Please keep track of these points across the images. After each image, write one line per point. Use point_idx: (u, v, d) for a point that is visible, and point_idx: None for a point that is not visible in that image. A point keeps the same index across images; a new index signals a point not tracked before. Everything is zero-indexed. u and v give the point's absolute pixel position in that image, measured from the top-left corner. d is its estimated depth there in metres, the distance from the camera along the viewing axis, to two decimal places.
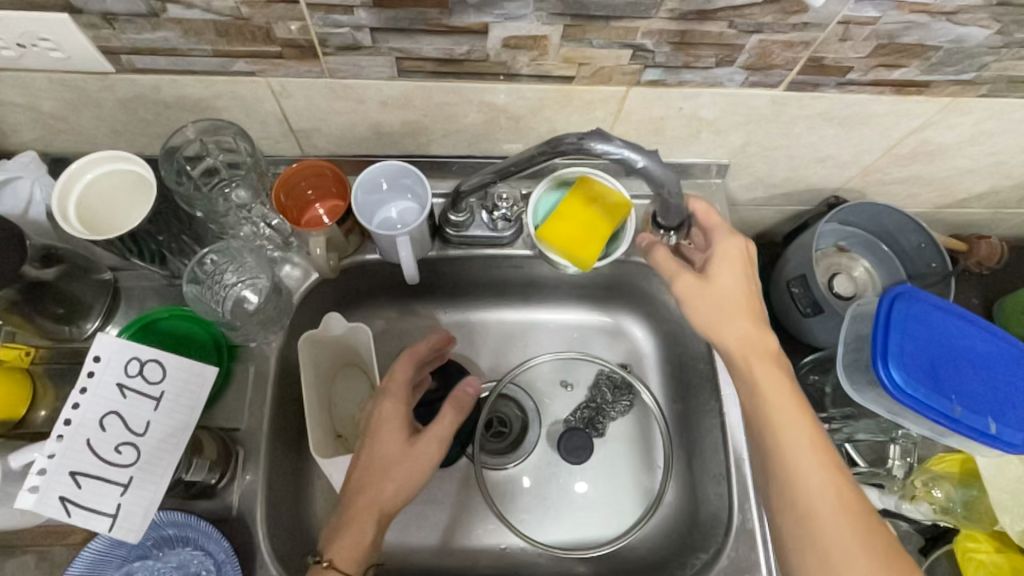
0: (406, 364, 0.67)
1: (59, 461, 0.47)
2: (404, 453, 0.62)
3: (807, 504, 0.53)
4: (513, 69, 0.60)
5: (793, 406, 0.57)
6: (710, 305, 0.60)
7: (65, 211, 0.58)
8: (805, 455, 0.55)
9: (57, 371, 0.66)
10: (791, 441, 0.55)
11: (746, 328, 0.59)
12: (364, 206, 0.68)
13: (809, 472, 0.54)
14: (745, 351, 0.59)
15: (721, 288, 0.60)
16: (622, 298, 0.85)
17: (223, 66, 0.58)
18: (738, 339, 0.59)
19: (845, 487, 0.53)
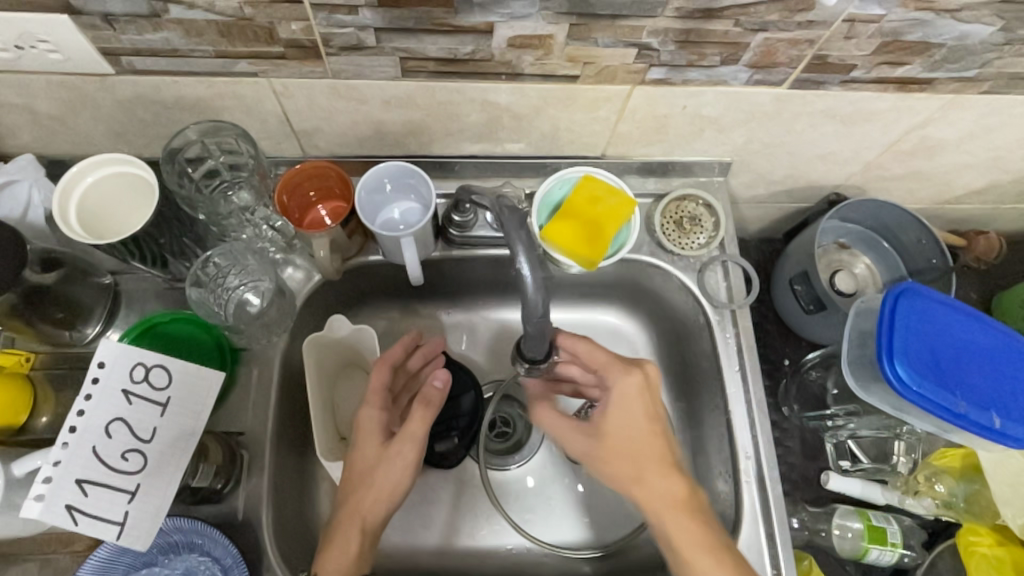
0: (384, 370, 0.66)
1: (65, 469, 0.47)
2: (380, 455, 0.62)
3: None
4: (517, 68, 0.59)
5: (711, 558, 0.56)
6: (621, 459, 0.60)
7: (66, 215, 0.57)
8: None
9: (57, 376, 0.65)
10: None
11: (659, 480, 0.59)
12: (367, 206, 0.68)
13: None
14: (664, 505, 0.58)
15: (624, 447, 0.61)
16: (626, 296, 0.84)
17: (225, 66, 0.57)
18: (656, 493, 0.59)
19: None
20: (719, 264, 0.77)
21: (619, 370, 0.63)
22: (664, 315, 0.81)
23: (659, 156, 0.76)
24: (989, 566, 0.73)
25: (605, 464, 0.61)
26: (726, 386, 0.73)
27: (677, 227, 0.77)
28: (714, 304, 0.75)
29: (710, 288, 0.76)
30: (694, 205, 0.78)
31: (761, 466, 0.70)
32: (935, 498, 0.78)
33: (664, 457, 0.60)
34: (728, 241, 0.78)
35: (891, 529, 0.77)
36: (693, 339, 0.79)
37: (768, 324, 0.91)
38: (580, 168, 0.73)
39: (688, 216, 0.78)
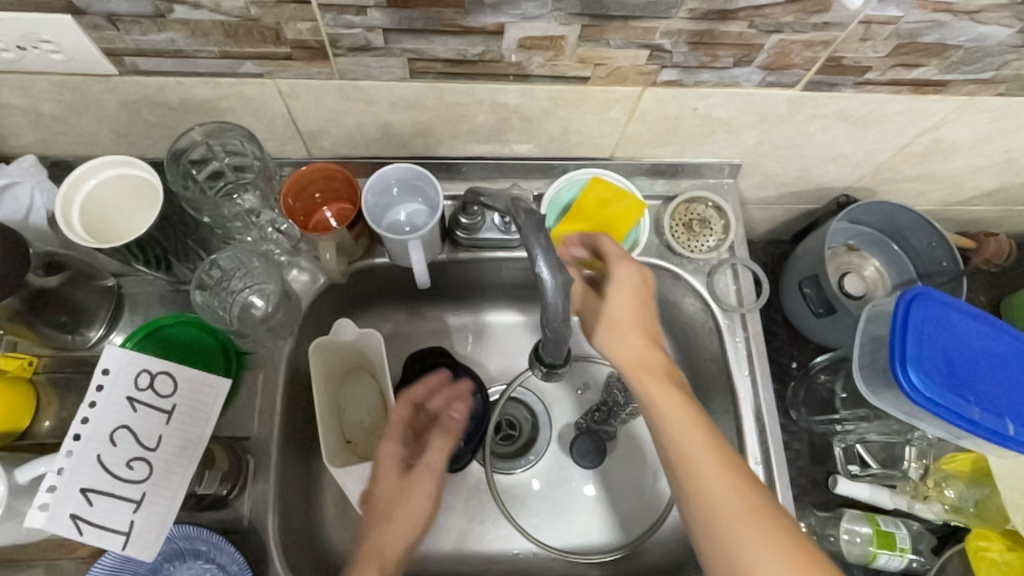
0: (405, 403, 0.69)
1: (69, 477, 0.46)
2: (403, 488, 0.63)
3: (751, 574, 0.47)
4: (527, 69, 0.59)
5: (719, 462, 0.52)
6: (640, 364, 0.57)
7: (69, 219, 0.56)
8: (737, 517, 0.49)
9: (60, 379, 0.65)
10: (724, 509, 0.50)
11: (660, 378, 0.57)
12: (373, 209, 0.67)
13: (746, 532, 0.49)
14: (671, 406, 0.55)
15: (635, 341, 0.58)
16: None
17: (231, 67, 0.56)
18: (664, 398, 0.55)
19: (787, 537, 0.48)
20: (729, 267, 0.76)
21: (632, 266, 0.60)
22: (673, 318, 0.81)
23: (669, 158, 0.76)
24: (999, 572, 0.72)
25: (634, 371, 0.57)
26: (736, 391, 0.73)
27: (687, 229, 0.76)
28: (724, 307, 0.74)
29: (720, 292, 0.75)
30: (704, 207, 0.77)
31: (771, 472, 0.69)
32: (944, 503, 0.78)
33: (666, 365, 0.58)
34: (737, 244, 0.77)
35: (901, 534, 0.76)
36: (701, 342, 0.78)
37: (776, 327, 0.90)
38: (588, 169, 0.72)
39: (697, 219, 0.77)
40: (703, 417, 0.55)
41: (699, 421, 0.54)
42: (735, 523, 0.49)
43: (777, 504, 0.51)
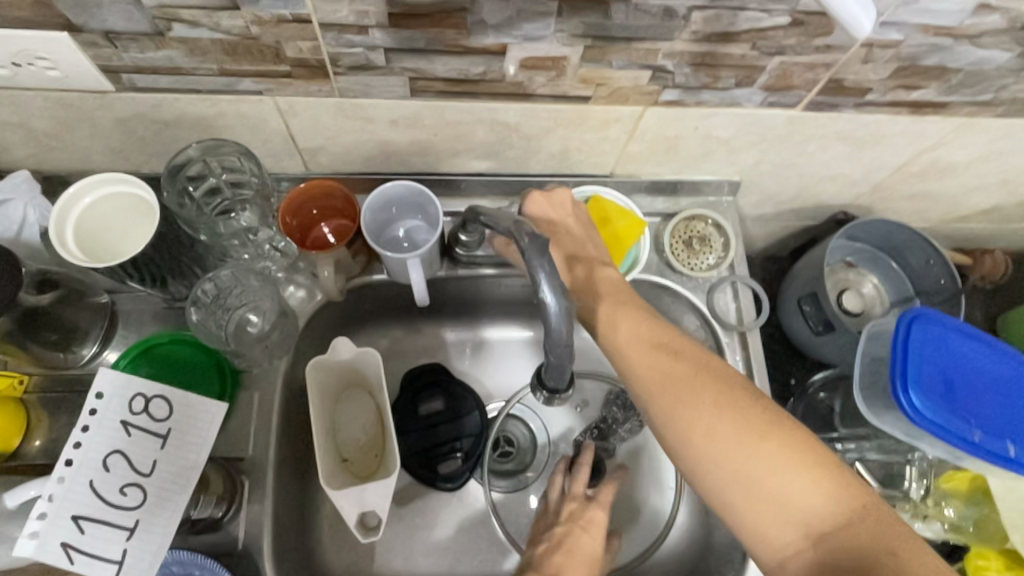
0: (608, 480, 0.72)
1: (60, 505, 0.45)
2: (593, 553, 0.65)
3: (700, 436, 0.50)
4: (529, 89, 0.58)
5: (655, 349, 0.55)
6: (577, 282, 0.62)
7: (63, 237, 0.55)
8: (676, 389, 0.52)
9: (51, 399, 0.63)
10: (665, 386, 0.53)
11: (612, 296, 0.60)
12: (371, 226, 0.66)
13: (691, 401, 0.51)
14: (614, 313, 0.59)
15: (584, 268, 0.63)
16: None
17: (229, 85, 0.56)
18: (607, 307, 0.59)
19: (726, 396, 0.51)
20: (729, 285, 0.76)
21: (554, 203, 0.65)
22: None
23: (668, 175, 0.75)
24: None
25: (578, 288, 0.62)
26: None
27: (686, 246, 0.76)
28: (723, 326, 0.74)
29: (719, 310, 0.75)
30: (704, 225, 0.76)
31: None
32: (943, 522, 0.77)
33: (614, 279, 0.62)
34: (737, 262, 0.77)
35: None
36: None
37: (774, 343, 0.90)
38: (588, 187, 0.72)
39: (697, 236, 0.77)
40: (636, 312, 0.58)
41: (631, 313, 0.58)
42: (677, 393, 0.52)
43: (719, 370, 0.54)
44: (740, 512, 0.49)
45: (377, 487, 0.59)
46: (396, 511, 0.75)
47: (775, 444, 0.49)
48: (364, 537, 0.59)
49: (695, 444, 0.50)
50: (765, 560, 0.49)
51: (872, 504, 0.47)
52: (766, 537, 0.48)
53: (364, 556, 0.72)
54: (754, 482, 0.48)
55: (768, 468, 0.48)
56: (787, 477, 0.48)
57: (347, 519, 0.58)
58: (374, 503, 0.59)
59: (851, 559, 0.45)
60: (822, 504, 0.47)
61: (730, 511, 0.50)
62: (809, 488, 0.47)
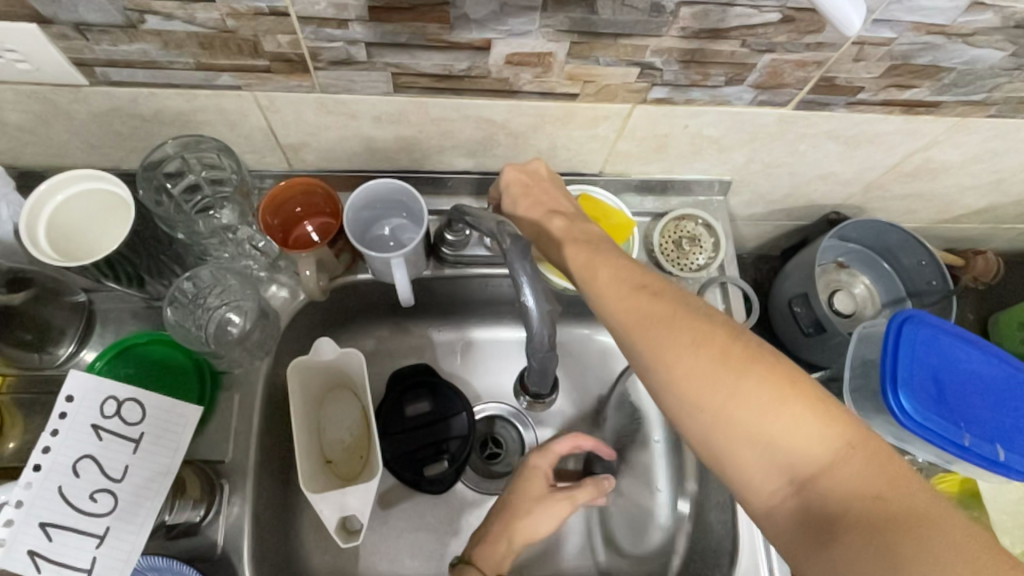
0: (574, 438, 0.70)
1: (27, 511, 0.44)
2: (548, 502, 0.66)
3: (680, 378, 0.45)
4: (515, 86, 0.57)
5: (634, 289, 0.50)
6: (548, 235, 0.58)
7: (35, 235, 0.53)
8: (655, 332, 0.47)
9: (26, 401, 0.62)
10: (642, 327, 0.48)
11: (589, 245, 0.55)
12: (355, 224, 0.65)
13: (670, 341, 0.46)
14: (589, 259, 0.54)
15: (561, 220, 0.58)
16: None
17: (207, 80, 0.54)
18: (581, 253, 0.54)
19: (707, 334, 0.46)
20: (718, 286, 0.75)
21: (527, 173, 0.62)
22: None
23: (658, 174, 0.74)
24: None
25: (555, 240, 0.58)
26: None
27: (676, 247, 0.75)
28: None
29: None
30: (694, 225, 0.75)
31: None
32: None
33: (587, 229, 0.58)
34: (728, 263, 0.76)
35: None
36: None
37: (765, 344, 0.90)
38: (576, 186, 0.71)
39: (687, 236, 0.76)
40: (613, 256, 0.53)
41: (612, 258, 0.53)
42: (655, 334, 0.47)
43: (700, 311, 0.48)
44: (721, 455, 0.45)
45: (358, 491, 0.58)
46: (381, 514, 0.74)
47: (757, 384, 0.44)
48: (344, 541, 0.58)
49: (675, 386, 0.45)
50: (751, 505, 0.46)
51: (863, 444, 0.43)
52: (750, 480, 0.45)
53: (347, 560, 0.71)
54: (734, 427, 0.44)
55: (748, 412, 0.44)
56: (772, 418, 0.43)
57: (327, 522, 0.57)
58: (354, 507, 0.57)
59: (835, 505, 0.42)
60: (811, 447, 0.43)
61: (717, 457, 0.46)
62: (797, 428, 0.43)
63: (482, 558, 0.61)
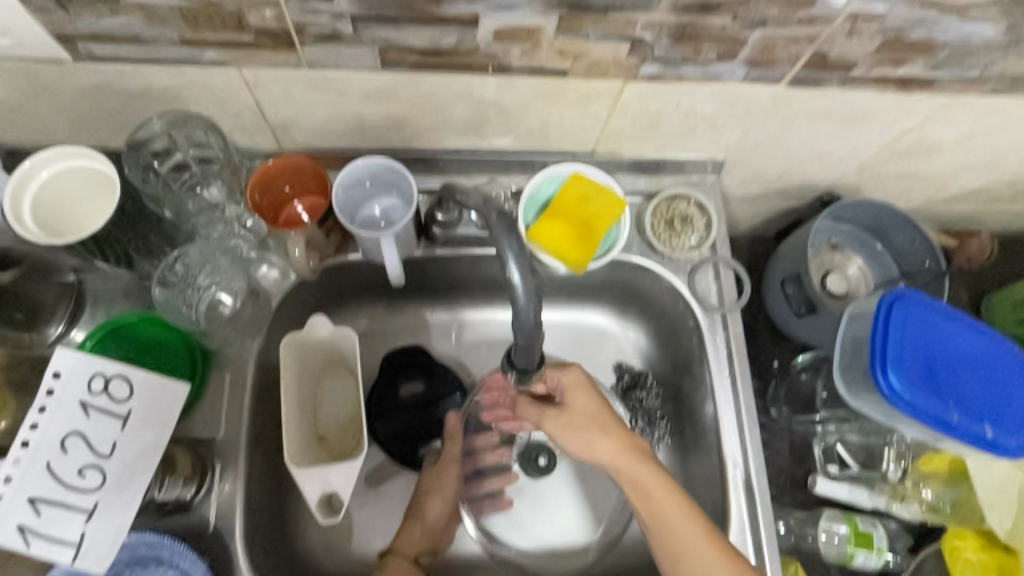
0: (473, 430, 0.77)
1: (17, 487, 0.44)
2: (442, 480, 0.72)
3: (693, 565, 0.56)
4: (505, 61, 0.56)
5: (655, 473, 0.60)
6: (576, 433, 0.62)
7: (21, 214, 0.53)
8: (666, 498, 0.58)
9: (16, 380, 0.60)
10: (660, 502, 0.58)
11: (617, 441, 0.61)
12: (346, 204, 0.65)
13: (689, 538, 0.57)
14: (623, 457, 0.60)
15: (578, 397, 0.64)
16: (631, 305, 0.82)
17: (193, 55, 0.54)
18: (609, 451, 0.61)
19: (730, 556, 0.56)
20: (711, 266, 0.75)
21: (553, 366, 0.66)
22: (657, 317, 0.80)
23: (651, 153, 0.74)
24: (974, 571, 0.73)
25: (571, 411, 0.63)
26: (715, 390, 0.72)
27: (669, 226, 0.75)
28: (705, 306, 0.73)
29: (700, 290, 0.74)
30: (686, 204, 0.76)
31: (749, 474, 0.68)
32: (921, 503, 0.80)
33: (593, 407, 0.63)
34: (720, 243, 0.76)
35: (878, 534, 0.78)
36: (685, 341, 0.77)
37: (759, 325, 0.90)
38: (570, 164, 0.69)
39: (680, 216, 0.76)
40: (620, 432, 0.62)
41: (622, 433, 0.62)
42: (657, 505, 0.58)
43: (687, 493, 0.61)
44: None
45: (341, 469, 0.59)
46: (374, 492, 0.74)
47: None
48: (324, 518, 0.58)
49: (684, 558, 0.56)
50: None
51: None
52: None
53: (341, 537, 0.71)
54: None
55: None
56: None
57: (308, 498, 0.58)
58: (336, 484, 0.59)
59: None
60: None
61: None
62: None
63: (402, 542, 0.68)
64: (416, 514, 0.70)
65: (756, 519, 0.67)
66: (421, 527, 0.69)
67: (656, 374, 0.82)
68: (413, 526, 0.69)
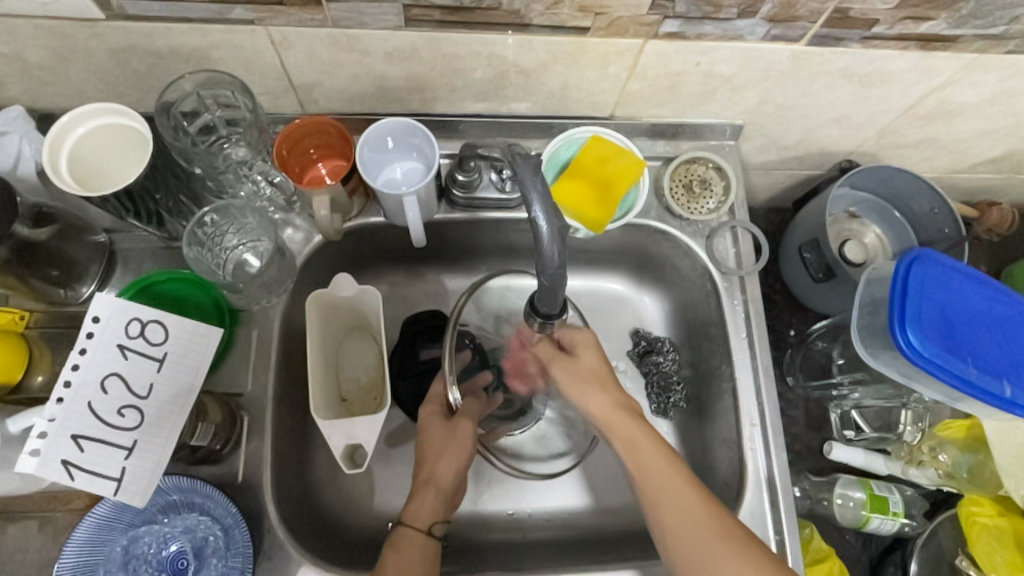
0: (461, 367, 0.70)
1: (60, 424, 0.46)
2: (447, 436, 0.67)
3: (673, 508, 0.55)
4: (526, 18, 0.57)
5: (642, 429, 0.59)
6: (571, 389, 0.63)
7: (56, 164, 0.54)
8: (650, 449, 0.58)
9: (53, 335, 0.63)
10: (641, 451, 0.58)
11: (611, 398, 0.62)
12: (370, 164, 0.66)
13: (669, 487, 0.56)
14: (613, 415, 0.61)
15: (585, 355, 0.64)
16: (648, 271, 0.83)
17: (220, 12, 0.55)
18: (598, 409, 0.61)
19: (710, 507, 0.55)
20: (728, 230, 0.76)
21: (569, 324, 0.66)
22: (672, 281, 0.81)
23: (669, 118, 0.74)
24: (991, 537, 0.73)
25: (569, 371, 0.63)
26: (732, 352, 0.72)
27: (686, 190, 0.76)
28: (722, 268, 0.74)
29: (718, 254, 0.75)
30: (704, 168, 0.76)
31: (766, 432, 0.69)
32: (938, 469, 0.78)
33: (597, 366, 0.63)
34: (738, 207, 0.76)
35: (894, 498, 0.78)
36: (700, 304, 0.78)
37: (775, 295, 0.90)
38: (587, 127, 0.70)
39: (698, 179, 0.76)
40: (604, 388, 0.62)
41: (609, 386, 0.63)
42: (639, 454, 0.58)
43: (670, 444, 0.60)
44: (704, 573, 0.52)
45: (366, 421, 0.59)
46: (395, 452, 0.76)
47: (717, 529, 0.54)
48: (348, 468, 0.59)
49: (661, 503, 0.56)
50: None
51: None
52: None
53: (363, 494, 0.73)
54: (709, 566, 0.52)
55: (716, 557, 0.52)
56: None
57: (334, 449, 0.59)
58: (361, 436, 0.59)
59: None
60: None
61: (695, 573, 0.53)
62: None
63: (413, 513, 0.63)
64: (429, 480, 0.65)
65: (774, 477, 0.67)
66: (435, 492, 0.65)
67: (672, 340, 0.83)
68: (425, 492, 0.65)
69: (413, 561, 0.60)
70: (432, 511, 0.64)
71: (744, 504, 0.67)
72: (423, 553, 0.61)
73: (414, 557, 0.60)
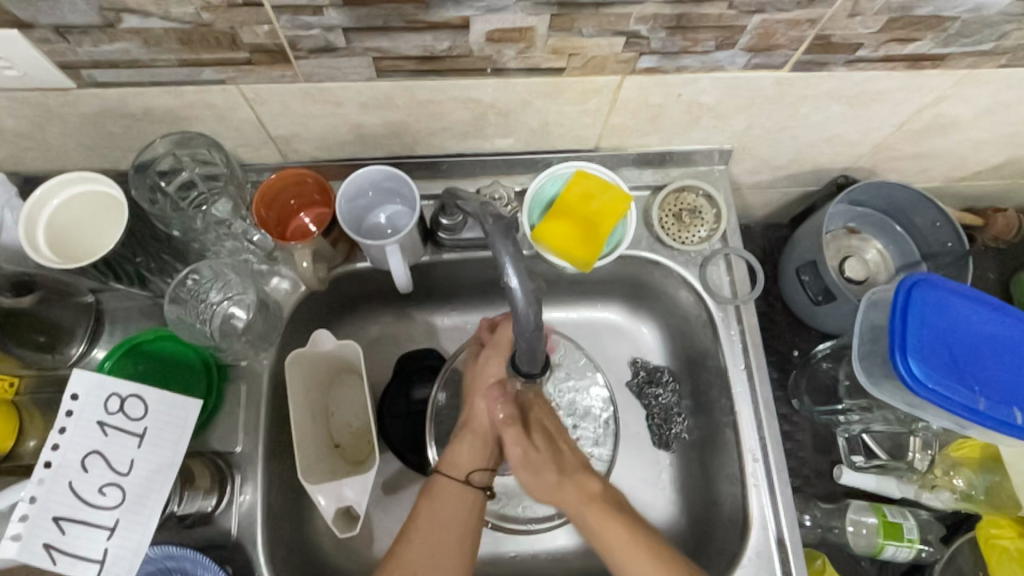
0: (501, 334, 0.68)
1: (40, 506, 0.48)
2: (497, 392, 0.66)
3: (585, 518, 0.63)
4: (500, 63, 0.56)
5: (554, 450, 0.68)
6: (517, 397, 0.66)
7: (35, 241, 0.55)
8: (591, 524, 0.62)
9: (43, 400, 0.63)
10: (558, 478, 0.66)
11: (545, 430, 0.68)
12: (350, 213, 0.65)
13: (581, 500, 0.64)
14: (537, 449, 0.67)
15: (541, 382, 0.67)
16: (644, 299, 0.81)
17: (191, 75, 0.54)
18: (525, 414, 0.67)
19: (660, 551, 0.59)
20: (722, 257, 0.74)
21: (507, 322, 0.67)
22: (668, 308, 0.79)
23: (656, 146, 0.73)
24: (1011, 560, 0.70)
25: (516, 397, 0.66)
26: (731, 386, 0.71)
27: (677, 219, 0.75)
28: (718, 298, 0.72)
29: (712, 283, 0.73)
30: (694, 196, 0.75)
31: (769, 468, 0.67)
32: (953, 491, 0.76)
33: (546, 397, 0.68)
34: (731, 233, 0.75)
35: (908, 525, 0.75)
36: (696, 334, 0.76)
37: (776, 315, 0.88)
38: (572, 162, 0.69)
39: (688, 208, 0.75)
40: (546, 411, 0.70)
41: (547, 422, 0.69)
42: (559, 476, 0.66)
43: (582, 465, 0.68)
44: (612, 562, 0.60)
45: (356, 481, 0.59)
46: (392, 498, 0.74)
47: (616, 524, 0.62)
48: (342, 532, 0.58)
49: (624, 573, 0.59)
50: None
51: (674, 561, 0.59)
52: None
53: (362, 543, 0.72)
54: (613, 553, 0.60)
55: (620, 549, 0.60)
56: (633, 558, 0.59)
57: (325, 512, 0.58)
58: (352, 497, 0.59)
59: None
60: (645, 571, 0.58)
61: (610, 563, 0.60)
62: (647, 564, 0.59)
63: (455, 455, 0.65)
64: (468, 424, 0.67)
65: (779, 514, 0.65)
66: (477, 439, 0.66)
67: (671, 369, 0.81)
68: (467, 439, 0.66)
69: (454, 498, 0.62)
70: (472, 460, 0.65)
71: (748, 550, 0.65)
72: (458, 498, 0.62)
73: (455, 506, 0.61)
